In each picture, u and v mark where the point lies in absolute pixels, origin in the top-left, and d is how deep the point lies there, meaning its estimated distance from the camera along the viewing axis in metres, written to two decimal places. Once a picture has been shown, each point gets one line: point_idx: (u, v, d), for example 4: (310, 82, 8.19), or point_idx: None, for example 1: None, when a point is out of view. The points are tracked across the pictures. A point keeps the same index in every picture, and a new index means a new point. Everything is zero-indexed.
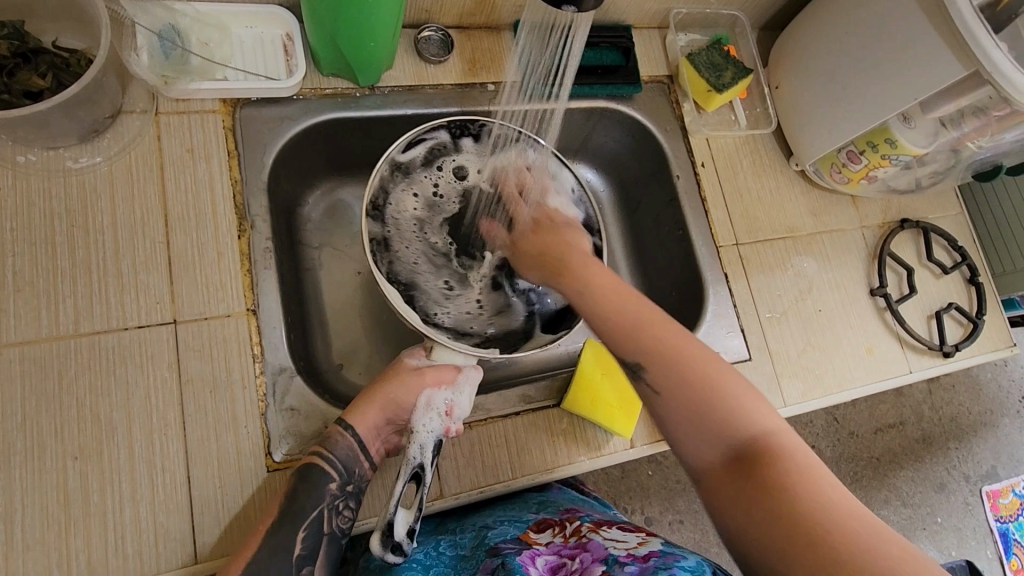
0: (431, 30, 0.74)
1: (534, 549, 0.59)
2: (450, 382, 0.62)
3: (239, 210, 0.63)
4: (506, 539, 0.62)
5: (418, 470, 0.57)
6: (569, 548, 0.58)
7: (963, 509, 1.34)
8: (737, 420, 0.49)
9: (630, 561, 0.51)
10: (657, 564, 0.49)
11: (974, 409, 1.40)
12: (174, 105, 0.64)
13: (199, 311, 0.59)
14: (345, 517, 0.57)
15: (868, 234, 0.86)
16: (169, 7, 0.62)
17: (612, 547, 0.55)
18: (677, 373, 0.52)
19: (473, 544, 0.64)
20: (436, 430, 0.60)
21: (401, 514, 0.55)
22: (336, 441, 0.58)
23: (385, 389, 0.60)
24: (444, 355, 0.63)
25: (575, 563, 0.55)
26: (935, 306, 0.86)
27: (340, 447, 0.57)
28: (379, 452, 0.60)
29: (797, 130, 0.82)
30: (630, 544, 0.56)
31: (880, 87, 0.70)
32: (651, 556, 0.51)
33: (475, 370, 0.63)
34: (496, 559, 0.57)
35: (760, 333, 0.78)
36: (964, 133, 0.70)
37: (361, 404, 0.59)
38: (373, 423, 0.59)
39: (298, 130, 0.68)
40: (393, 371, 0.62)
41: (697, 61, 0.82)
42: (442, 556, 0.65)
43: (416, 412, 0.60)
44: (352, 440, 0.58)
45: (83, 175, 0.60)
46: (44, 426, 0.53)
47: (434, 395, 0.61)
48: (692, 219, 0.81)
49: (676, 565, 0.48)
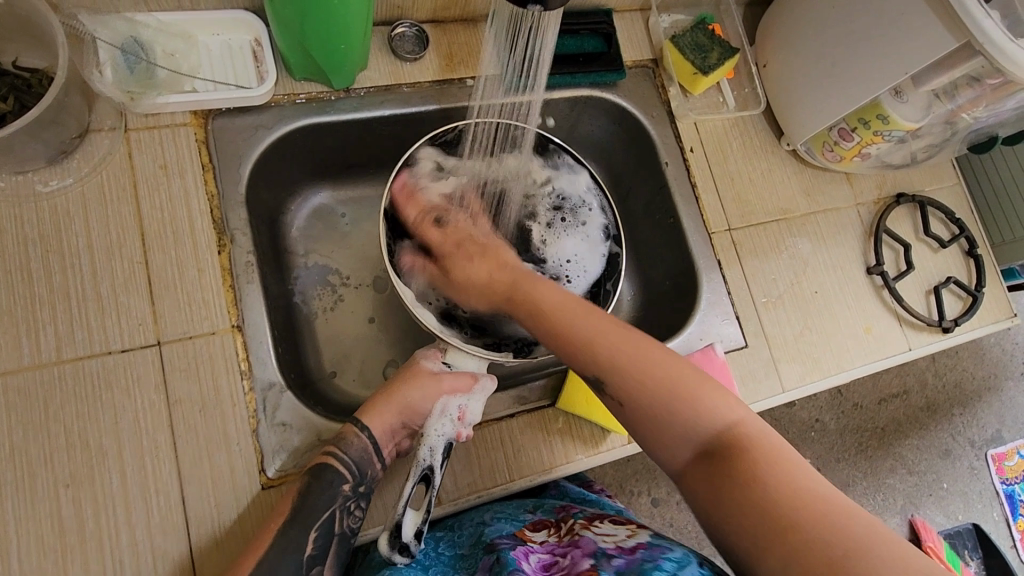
0: (405, 27, 0.72)
1: (528, 546, 0.59)
2: (466, 388, 0.61)
3: (218, 224, 0.62)
4: (502, 535, 0.61)
5: (428, 472, 0.57)
6: (562, 547, 0.58)
7: (968, 473, 1.35)
8: (701, 420, 0.50)
9: (617, 554, 0.52)
10: (643, 556, 0.50)
11: (977, 374, 1.40)
12: (144, 121, 0.62)
13: (183, 330, 0.58)
14: (356, 517, 0.57)
15: (863, 211, 0.85)
16: (131, 20, 0.60)
17: (602, 541, 0.56)
18: (637, 386, 0.52)
19: (472, 543, 0.63)
20: (448, 434, 0.59)
21: (409, 516, 0.56)
22: (348, 441, 0.58)
23: (402, 392, 0.60)
24: (458, 359, 0.63)
25: (566, 559, 0.55)
26: (933, 281, 0.84)
27: (354, 447, 0.58)
28: (391, 453, 0.60)
29: (786, 109, 0.80)
30: (620, 536, 0.57)
31: (868, 63, 0.68)
32: (638, 548, 0.52)
33: (491, 379, 0.62)
34: (492, 555, 0.57)
35: (756, 318, 0.77)
36: (958, 105, 0.68)
37: (377, 405, 0.59)
38: (389, 426, 0.59)
39: (274, 138, 0.66)
40: (412, 373, 0.61)
41: (681, 43, 0.79)
42: (441, 556, 0.65)
43: (430, 417, 0.59)
44: (366, 441, 0.58)
45: (55, 199, 0.58)
46: (33, 456, 0.53)
47: (449, 402, 0.60)
48: (683, 207, 0.79)
49: (663, 556, 0.50)
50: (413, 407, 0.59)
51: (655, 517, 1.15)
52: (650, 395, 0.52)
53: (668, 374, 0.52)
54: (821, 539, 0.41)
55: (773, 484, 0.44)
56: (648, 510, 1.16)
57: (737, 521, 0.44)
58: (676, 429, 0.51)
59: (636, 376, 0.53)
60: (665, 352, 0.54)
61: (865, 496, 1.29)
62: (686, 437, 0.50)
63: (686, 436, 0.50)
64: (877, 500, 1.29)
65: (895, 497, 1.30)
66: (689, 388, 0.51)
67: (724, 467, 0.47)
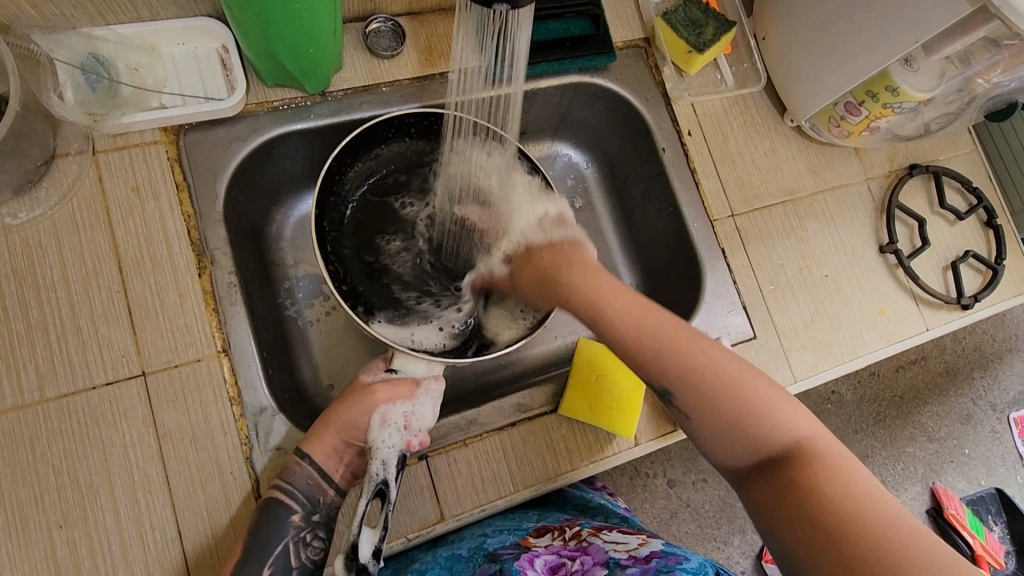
0: (379, 22, 0.68)
1: (532, 552, 0.58)
2: (409, 395, 0.61)
3: (197, 245, 0.60)
4: (506, 545, 0.60)
5: (383, 487, 0.56)
6: (569, 550, 0.57)
7: (991, 437, 1.31)
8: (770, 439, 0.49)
9: (632, 563, 0.52)
10: (658, 565, 0.50)
11: (999, 336, 1.35)
12: (112, 142, 0.60)
13: (167, 359, 0.57)
14: (316, 548, 0.56)
15: (874, 185, 0.81)
16: (88, 35, 0.57)
17: (613, 549, 0.55)
18: (707, 393, 0.51)
19: (473, 546, 0.61)
20: (397, 445, 0.58)
21: (365, 536, 0.54)
22: (290, 470, 0.55)
23: (340, 410, 0.59)
24: (404, 365, 0.63)
25: (574, 564, 0.55)
26: (950, 256, 0.80)
27: (299, 478, 0.55)
28: (345, 476, 0.58)
29: (789, 84, 0.76)
30: (630, 545, 0.56)
31: (869, 32, 0.64)
32: (652, 557, 0.52)
33: (436, 382, 0.63)
34: (493, 564, 0.55)
35: (764, 306, 0.74)
36: (976, 72, 0.64)
37: (317, 429, 0.57)
38: (332, 447, 0.57)
39: (249, 150, 0.64)
40: (353, 393, 0.61)
41: (673, 20, 0.75)
42: (437, 559, 0.62)
43: (372, 430, 0.59)
44: (309, 469, 0.56)
45: (25, 230, 0.56)
46: (24, 498, 0.52)
47: (390, 411, 0.59)
48: (683, 194, 0.76)
49: (679, 567, 0.49)
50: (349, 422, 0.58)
51: (672, 499, 1.13)
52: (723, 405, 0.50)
53: (748, 390, 0.51)
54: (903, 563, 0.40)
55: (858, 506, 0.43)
56: (665, 491, 1.14)
57: (800, 539, 0.44)
58: (743, 436, 0.50)
59: (696, 384, 0.52)
60: (744, 371, 0.53)
61: (884, 467, 1.26)
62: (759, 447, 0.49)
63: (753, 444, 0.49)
64: (897, 470, 1.27)
65: (916, 466, 1.27)
66: (763, 400, 0.50)
67: (788, 480, 0.46)
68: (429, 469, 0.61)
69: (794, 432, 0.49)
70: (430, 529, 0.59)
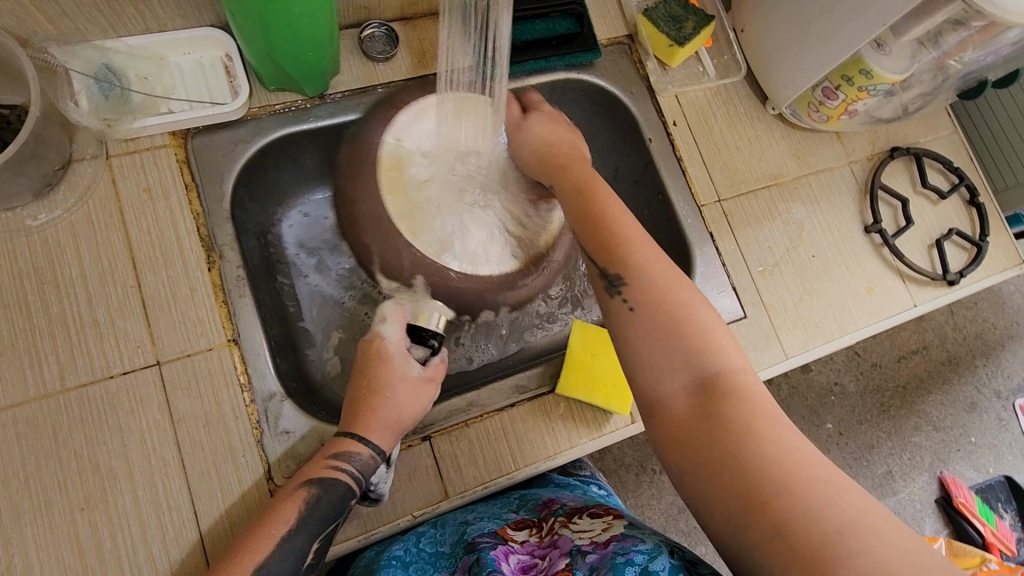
0: (374, 28, 0.72)
1: (508, 546, 0.60)
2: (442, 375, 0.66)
3: (206, 242, 0.63)
4: (484, 533, 0.63)
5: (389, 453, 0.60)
6: (542, 548, 0.60)
7: (997, 424, 1.32)
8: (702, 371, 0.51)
9: (592, 549, 0.53)
10: (615, 549, 0.51)
11: (1000, 323, 1.36)
12: (124, 146, 0.63)
13: (180, 349, 0.60)
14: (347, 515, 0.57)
15: (857, 168, 0.83)
16: (101, 47, 0.61)
17: (578, 538, 0.57)
18: (655, 317, 0.53)
19: (454, 541, 0.65)
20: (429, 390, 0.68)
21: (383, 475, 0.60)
22: (352, 453, 0.57)
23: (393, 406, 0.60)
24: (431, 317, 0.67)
25: (544, 561, 0.57)
26: (935, 235, 0.82)
27: (362, 461, 0.57)
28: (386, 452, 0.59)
29: (769, 73, 0.79)
30: (594, 531, 0.57)
31: (841, 17, 0.66)
32: (612, 541, 0.53)
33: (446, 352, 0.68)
34: (472, 556, 0.58)
35: (753, 287, 0.76)
36: (945, 52, 0.66)
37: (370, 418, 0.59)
38: (380, 424, 0.59)
39: (254, 151, 0.67)
40: (404, 384, 0.62)
41: (655, 16, 0.78)
42: (421, 552, 0.65)
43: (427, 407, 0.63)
44: (375, 455, 0.58)
45: (44, 231, 0.59)
46: (48, 482, 0.54)
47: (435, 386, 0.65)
48: (670, 182, 0.78)
49: (634, 549, 0.50)
50: (400, 416, 0.60)
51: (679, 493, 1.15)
52: (658, 325, 0.53)
53: (700, 328, 0.53)
54: (792, 491, 0.42)
55: (764, 450, 0.45)
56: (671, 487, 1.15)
57: (714, 461, 0.46)
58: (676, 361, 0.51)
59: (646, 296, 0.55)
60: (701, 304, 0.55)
61: (890, 457, 1.27)
62: (685, 376, 0.51)
63: (681, 376, 0.51)
64: (904, 459, 1.27)
65: (923, 455, 1.28)
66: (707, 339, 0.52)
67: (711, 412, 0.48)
68: (432, 450, 0.63)
69: (721, 366, 0.51)
70: (434, 507, 0.61)
